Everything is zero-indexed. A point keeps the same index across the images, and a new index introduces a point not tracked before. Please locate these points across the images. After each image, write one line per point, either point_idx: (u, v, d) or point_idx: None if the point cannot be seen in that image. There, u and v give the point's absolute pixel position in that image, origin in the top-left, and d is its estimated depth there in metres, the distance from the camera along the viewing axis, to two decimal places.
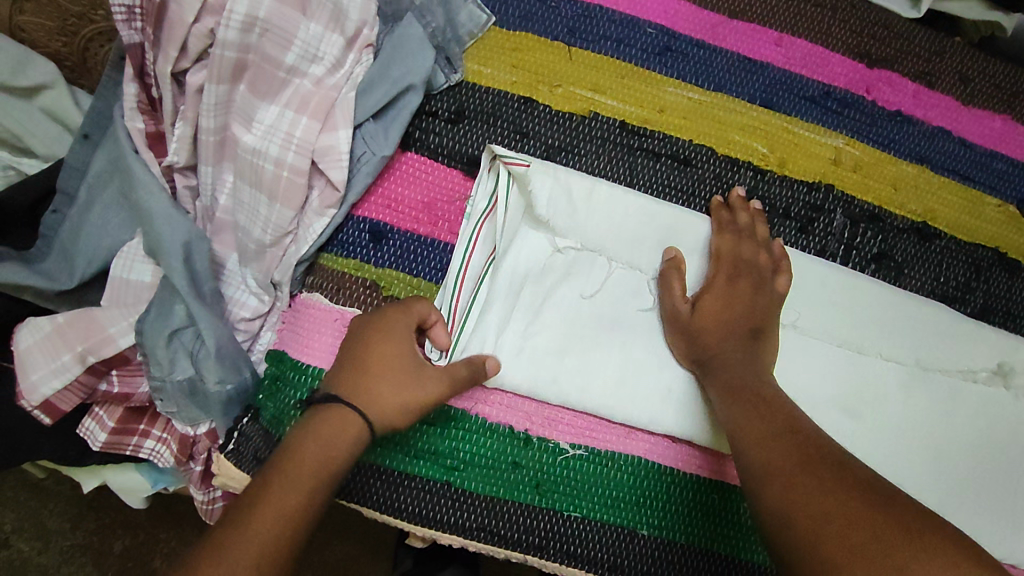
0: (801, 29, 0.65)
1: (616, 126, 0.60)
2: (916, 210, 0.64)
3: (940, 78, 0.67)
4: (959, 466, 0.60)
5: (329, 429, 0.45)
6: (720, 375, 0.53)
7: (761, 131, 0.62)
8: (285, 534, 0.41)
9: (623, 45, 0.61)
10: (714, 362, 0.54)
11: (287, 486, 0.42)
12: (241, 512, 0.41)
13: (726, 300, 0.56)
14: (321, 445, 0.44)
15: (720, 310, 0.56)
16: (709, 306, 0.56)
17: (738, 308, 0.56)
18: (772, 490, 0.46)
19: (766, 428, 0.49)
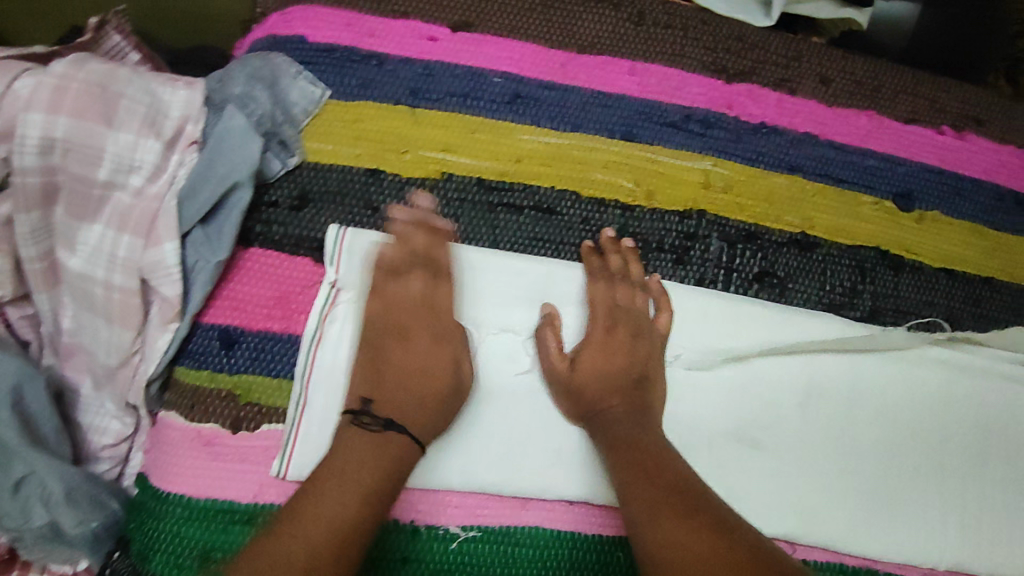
0: (654, 55, 0.63)
1: (473, 184, 0.58)
2: (793, 221, 0.63)
3: (801, 82, 0.65)
4: (868, 475, 0.59)
5: (377, 440, 0.48)
6: (606, 434, 0.52)
7: (625, 166, 0.61)
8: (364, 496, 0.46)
9: (470, 98, 0.59)
10: (599, 419, 0.53)
11: (364, 473, 0.46)
12: (333, 469, 0.46)
13: (608, 350, 0.55)
14: (372, 455, 0.47)
15: (603, 363, 0.54)
16: (587, 363, 0.54)
17: (621, 359, 0.54)
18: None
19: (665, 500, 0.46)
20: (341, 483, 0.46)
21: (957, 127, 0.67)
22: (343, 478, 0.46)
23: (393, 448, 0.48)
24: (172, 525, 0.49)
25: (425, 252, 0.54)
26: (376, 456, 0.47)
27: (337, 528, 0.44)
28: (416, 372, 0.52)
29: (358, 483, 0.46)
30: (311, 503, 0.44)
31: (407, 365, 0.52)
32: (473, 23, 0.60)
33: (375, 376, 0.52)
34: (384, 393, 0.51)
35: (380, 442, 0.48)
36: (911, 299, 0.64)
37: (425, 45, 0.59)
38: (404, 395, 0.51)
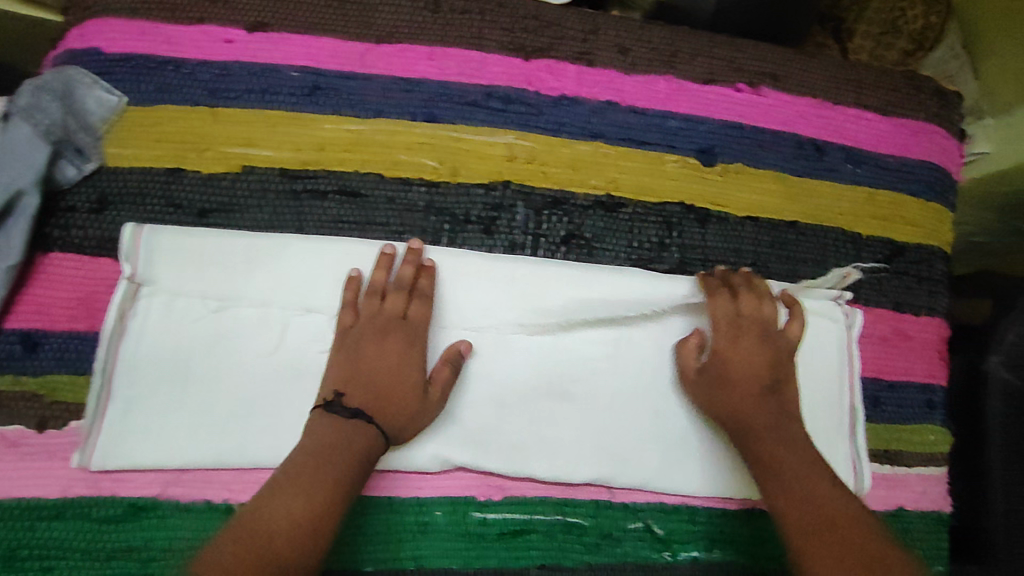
0: (452, 39, 0.66)
1: (275, 175, 0.61)
2: (598, 184, 0.67)
3: (599, 54, 0.69)
4: (676, 418, 0.63)
5: (348, 438, 0.53)
6: (754, 446, 0.59)
7: (427, 145, 0.64)
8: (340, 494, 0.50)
9: (269, 94, 0.62)
10: (734, 429, 0.60)
11: (334, 472, 0.50)
12: (309, 471, 0.50)
13: (754, 354, 0.61)
14: (338, 460, 0.51)
15: (707, 395, 0.61)
16: (723, 377, 0.61)
17: (732, 392, 0.60)
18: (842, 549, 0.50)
19: (814, 493, 0.54)
20: (310, 484, 0.49)
21: (753, 84, 0.71)
22: (316, 480, 0.50)
23: (353, 462, 0.52)
24: None
25: (412, 281, 0.59)
26: (340, 457, 0.51)
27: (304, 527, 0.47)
28: (383, 378, 0.56)
29: (324, 485, 0.49)
30: (280, 508, 0.48)
31: (381, 365, 0.57)
32: (269, 23, 0.62)
33: (348, 372, 0.56)
34: (361, 386, 0.56)
35: (347, 460, 0.52)
36: (719, 248, 0.68)
37: (222, 47, 0.61)
38: (370, 393, 0.56)
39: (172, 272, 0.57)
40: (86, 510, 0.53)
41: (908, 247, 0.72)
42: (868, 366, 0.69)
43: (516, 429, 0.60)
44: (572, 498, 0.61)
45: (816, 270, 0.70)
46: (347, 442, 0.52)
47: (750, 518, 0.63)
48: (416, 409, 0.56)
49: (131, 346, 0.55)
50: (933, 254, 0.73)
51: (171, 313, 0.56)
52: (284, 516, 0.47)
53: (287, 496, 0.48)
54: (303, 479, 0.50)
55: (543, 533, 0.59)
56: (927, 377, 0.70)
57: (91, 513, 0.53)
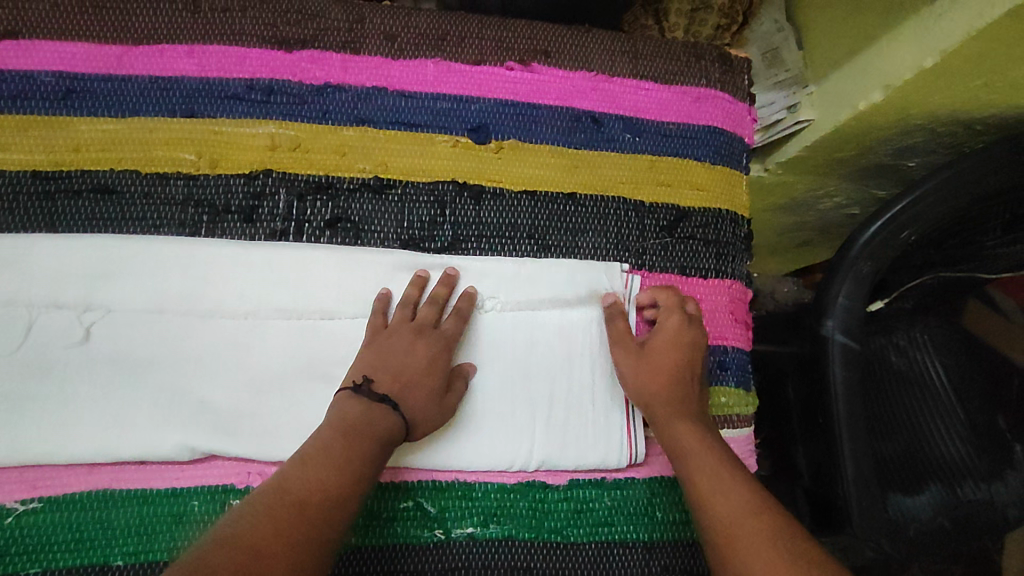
0: (212, 36, 0.67)
1: (27, 177, 0.62)
2: (365, 167, 0.67)
3: (366, 42, 0.70)
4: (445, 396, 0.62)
5: (378, 424, 0.56)
6: (665, 432, 0.61)
7: (186, 140, 0.65)
8: (362, 475, 0.53)
9: (20, 99, 0.63)
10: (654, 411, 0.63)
11: (362, 451, 0.54)
12: (341, 448, 0.53)
13: (668, 352, 0.64)
14: (362, 442, 0.54)
15: (639, 378, 0.64)
16: (652, 356, 0.64)
17: (665, 373, 0.63)
18: (710, 503, 0.55)
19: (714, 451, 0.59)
20: (343, 463, 0.53)
21: (525, 62, 0.72)
22: (343, 460, 0.53)
23: (379, 444, 0.55)
24: None
25: (446, 300, 0.64)
26: (364, 438, 0.55)
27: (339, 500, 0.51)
28: (407, 375, 0.60)
29: (355, 464, 0.53)
30: (315, 481, 0.51)
31: (397, 364, 0.60)
32: (21, 32, 0.64)
33: (382, 368, 0.60)
34: (388, 380, 0.59)
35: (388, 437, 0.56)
36: (496, 223, 0.68)
37: None
38: (401, 385, 0.59)
39: None
40: None
41: (694, 212, 0.72)
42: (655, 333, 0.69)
43: (273, 414, 0.59)
44: (387, 482, 0.61)
45: (598, 240, 0.70)
46: (358, 429, 0.55)
47: (527, 492, 0.63)
48: (431, 412, 0.60)
49: None
50: (721, 216, 0.73)
51: None
52: (321, 481, 0.51)
53: (323, 464, 0.52)
54: (347, 441, 0.54)
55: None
56: (716, 338, 0.70)
57: None
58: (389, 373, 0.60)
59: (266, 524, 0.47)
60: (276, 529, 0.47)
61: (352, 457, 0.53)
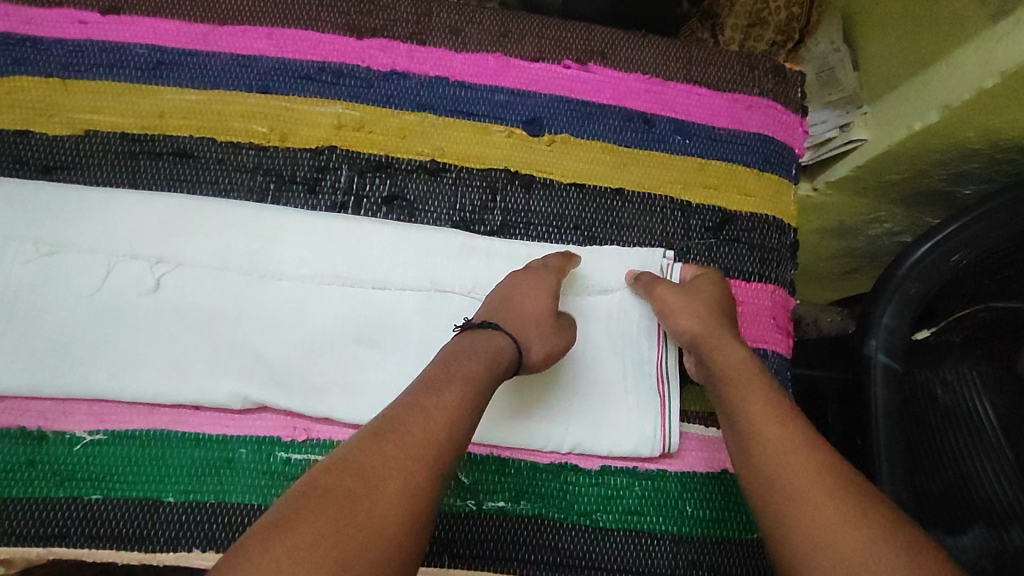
0: (290, 21, 0.72)
1: (115, 138, 0.67)
2: (423, 151, 0.70)
3: (431, 35, 0.74)
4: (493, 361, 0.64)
5: (490, 345, 0.57)
6: (716, 355, 0.61)
7: (260, 114, 0.69)
8: (467, 399, 0.52)
9: (116, 68, 0.68)
10: (705, 339, 0.62)
11: (466, 375, 0.54)
12: (445, 376, 0.53)
13: (714, 285, 0.66)
14: (472, 367, 0.55)
15: (688, 303, 0.64)
16: (699, 288, 0.65)
17: (711, 299, 0.64)
18: (758, 433, 0.54)
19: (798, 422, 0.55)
20: (448, 387, 0.52)
21: (581, 60, 0.74)
22: (450, 384, 0.52)
23: (484, 368, 0.55)
24: None
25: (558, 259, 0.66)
26: (472, 363, 0.55)
27: (445, 424, 0.50)
28: (517, 304, 0.61)
29: (460, 389, 0.52)
30: (422, 404, 0.51)
31: (511, 297, 0.62)
32: (122, 8, 0.70)
33: (499, 300, 0.62)
34: (496, 311, 0.61)
35: (485, 367, 0.55)
36: (544, 212, 0.71)
37: (76, 28, 0.69)
38: (508, 312, 0.61)
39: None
40: None
41: (740, 216, 0.73)
42: None
43: (323, 372, 0.61)
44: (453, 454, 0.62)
45: (642, 235, 0.71)
46: (475, 352, 0.56)
47: (561, 474, 0.63)
48: (537, 335, 0.60)
49: None
50: (767, 223, 0.73)
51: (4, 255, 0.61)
52: (427, 413, 0.50)
53: (429, 398, 0.51)
54: (451, 379, 0.53)
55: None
56: (755, 340, 0.70)
57: None
58: (502, 304, 0.61)
59: (374, 458, 0.47)
60: (384, 464, 0.47)
61: (458, 381, 0.53)
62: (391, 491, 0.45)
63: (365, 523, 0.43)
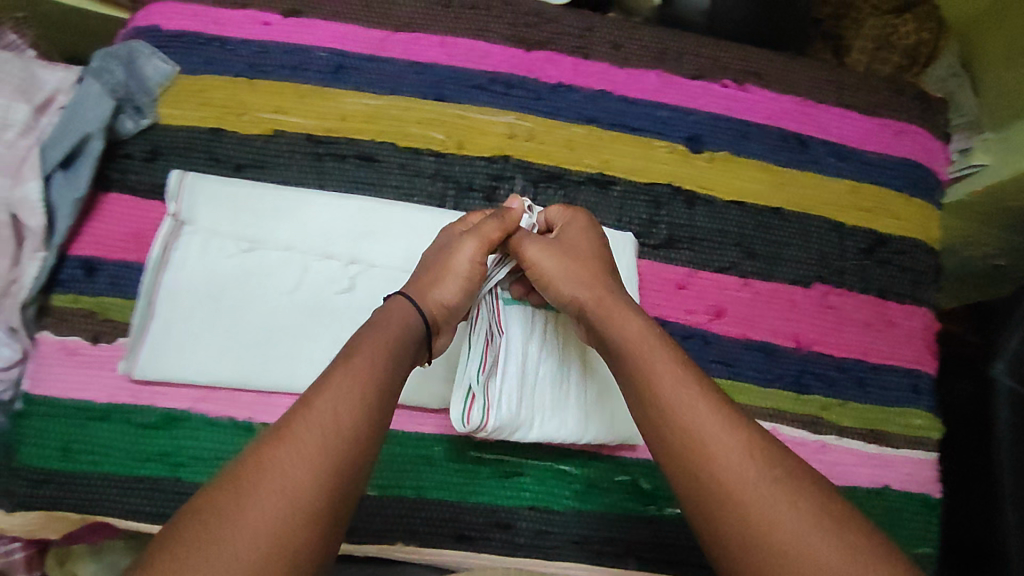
0: (461, 30, 0.73)
1: (302, 139, 0.68)
2: (590, 163, 0.72)
3: (595, 48, 0.75)
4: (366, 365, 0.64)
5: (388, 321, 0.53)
6: (614, 327, 0.56)
7: (437, 121, 0.71)
8: (368, 397, 0.47)
9: (299, 70, 0.70)
10: (595, 305, 0.58)
11: (359, 363, 0.48)
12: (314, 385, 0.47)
13: (590, 237, 0.63)
14: (368, 356, 0.49)
15: (564, 265, 0.60)
16: (569, 241, 0.62)
17: (585, 259, 0.61)
18: (688, 419, 0.48)
19: (704, 424, 0.48)
20: (337, 389, 0.46)
21: (739, 81, 0.76)
22: (348, 380, 0.47)
23: (387, 357, 0.50)
24: (48, 428, 0.59)
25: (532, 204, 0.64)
26: (381, 348, 0.50)
27: (340, 429, 0.45)
28: (439, 260, 0.60)
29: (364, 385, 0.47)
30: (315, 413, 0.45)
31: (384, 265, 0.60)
32: (301, 11, 0.71)
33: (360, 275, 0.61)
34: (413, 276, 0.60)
35: (377, 356, 0.49)
36: (707, 227, 0.73)
37: (260, 29, 0.70)
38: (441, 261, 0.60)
39: (203, 215, 0.64)
40: (129, 416, 0.60)
41: (892, 239, 0.75)
42: (855, 348, 0.71)
43: None
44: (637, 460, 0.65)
45: (801, 253, 0.73)
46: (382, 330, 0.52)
47: None
48: (445, 287, 0.58)
49: (170, 269, 0.62)
50: (918, 245, 0.75)
51: (207, 248, 0.63)
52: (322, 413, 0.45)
53: (327, 396, 0.46)
54: (362, 370, 0.48)
55: (536, 477, 0.63)
56: (911, 361, 0.72)
57: (133, 419, 0.60)
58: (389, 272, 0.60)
59: (262, 470, 0.42)
60: (300, 469, 0.42)
61: (345, 373, 0.48)
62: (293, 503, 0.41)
63: (257, 540, 0.39)
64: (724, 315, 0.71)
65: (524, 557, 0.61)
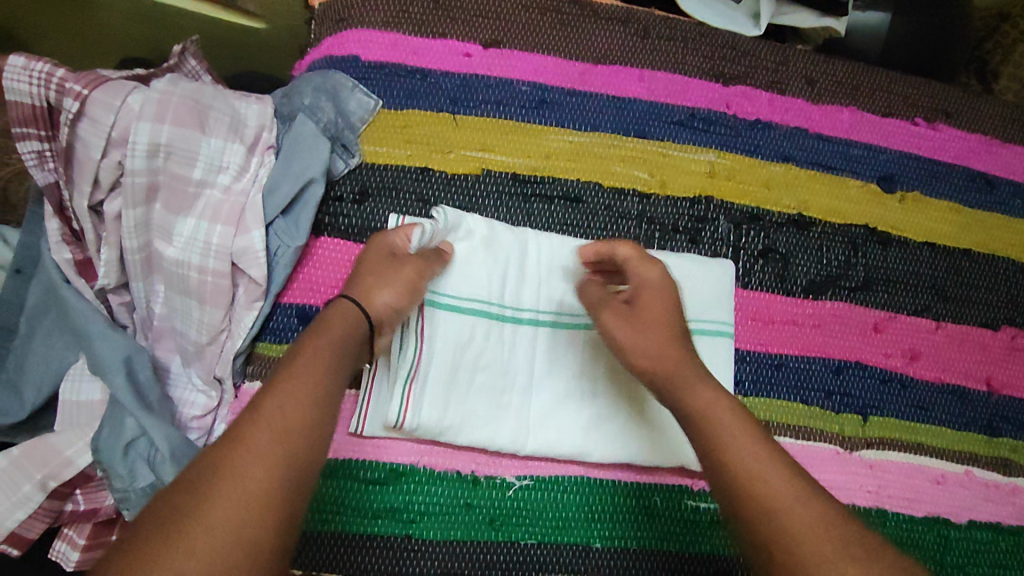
0: (660, 63, 0.72)
1: (508, 178, 0.66)
2: (790, 203, 0.71)
3: (789, 84, 0.74)
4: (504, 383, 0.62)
5: (334, 320, 0.51)
6: (677, 394, 0.49)
7: (640, 159, 0.69)
8: (315, 392, 0.46)
9: (503, 105, 0.67)
10: (658, 372, 0.50)
11: (307, 357, 0.47)
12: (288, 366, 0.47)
13: (661, 293, 0.55)
14: (318, 346, 0.48)
15: (620, 329, 0.53)
16: (646, 302, 0.54)
17: (651, 322, 0.53)
18: (724, 447, 0.45)
19: (755, 456, 0.44)
20: (291, 374, 0.46)
21: (928, 119, 0.76)
22: (296, 372, 0.46)
23: (336, 348, 0.49)
24: None
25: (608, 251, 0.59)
26: (326, 340, 0.49)
27: (293, 422, 0.44)
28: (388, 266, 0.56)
29: (318, 378, 0.47)
30: (280, 398, 0.44)
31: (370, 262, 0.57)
32: (503, 41, 0.69)
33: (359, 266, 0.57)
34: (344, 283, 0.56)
35: (329, 355, 0.48)
36: (902, 269, 0.72)
37: (462, 60, 0.68)
38: (380, 269, 0.56)
39: None
40: (356, 472, 0.60)
41: None
42: None
43: None
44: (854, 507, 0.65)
45: (989, 296, 0.73)
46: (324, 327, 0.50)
47: (934, 527, 0.67)
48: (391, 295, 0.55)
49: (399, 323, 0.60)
50: None
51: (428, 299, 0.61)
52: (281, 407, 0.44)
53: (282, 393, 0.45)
54: (310, 372, 0.47)
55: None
56: None
57: (360, 475, 0.60)
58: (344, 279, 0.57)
59: (243, 459, 0.41)
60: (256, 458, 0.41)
61: (309, 360, 0.47)
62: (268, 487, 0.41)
63: (226, 531, 0.38)
64: (919, 358, 0.71)
65: None
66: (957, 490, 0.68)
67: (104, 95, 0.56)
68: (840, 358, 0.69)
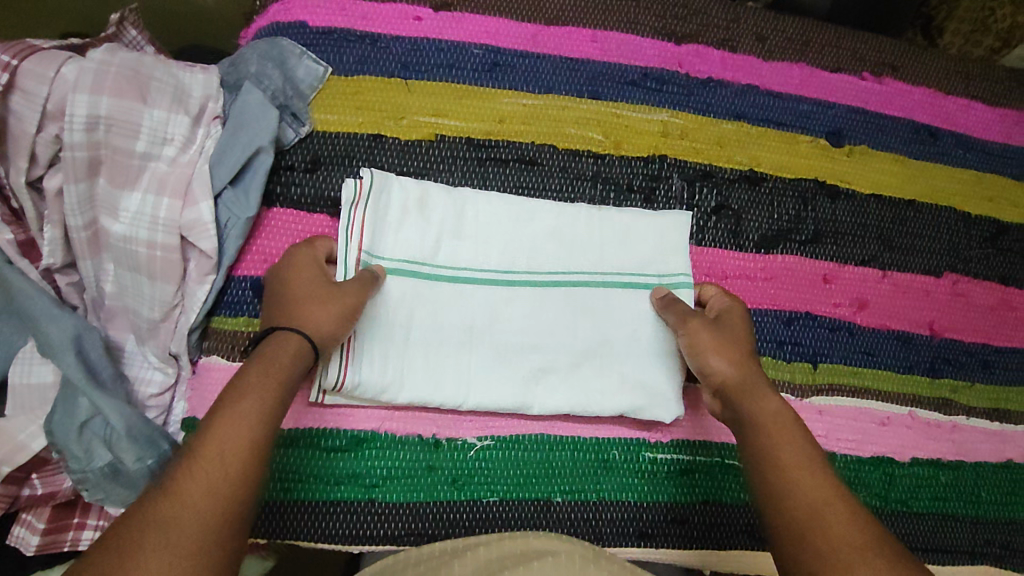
0: (611, 23, 0.72)
1: (462, 143, 0.66)
2: (742, 160, 0.72)
3: (740, 42, 0.75)
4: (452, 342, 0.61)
5: (279, 353, 0.52)
6: (751, 407, 0.57)
7: (594, 120, 0.69)
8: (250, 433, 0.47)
9: (455, 68, 0.67)
10: (738, 384, 0.58)
11: (248, 400, 0.48)
12: (227, 405, 0.48)
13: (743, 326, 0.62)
14: (261, 387, 0.49)
15: (721, 346, 0.60)
16: (728, 328, 0.61)
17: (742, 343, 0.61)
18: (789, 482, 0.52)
19: (825, 499, 0.50)
20: (229, 421, 0.47)
21: (875, 74, 0.77)
22: (235, 417, 0.47)
23: (279, 388, 0.50)
24: None
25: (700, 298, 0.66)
26: (265, 381, 0.50)
27: (227, 467, 0.45)
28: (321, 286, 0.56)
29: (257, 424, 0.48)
30: (215, 447, 0.45)
31: (305, 282, 0.56)
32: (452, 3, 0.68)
33: (285, 276, 0.57)
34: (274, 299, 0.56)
35: (269, 393, 0.49)
36: (849, 223, 0.74)
37: (412, 24, 0.67)
38: (315, 291, 0.56)
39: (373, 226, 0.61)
40: (316, 441, 0.60)
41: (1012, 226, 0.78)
42: (981, 332, 0.76)
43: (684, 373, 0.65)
44: None
45: (931, 244, 0.76)
46: (269, 364, 0.51)
47: (878, 466, 0.70)
48: (331, 325, 0.55)
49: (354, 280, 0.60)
50: None
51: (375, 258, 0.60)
52: (217, 467, 0.45)
53: (207, 458, 0.45)
54: (243, 423, 0.47)
55: (705, 472, 0.65)
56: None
57: (320, 443, 0.60)
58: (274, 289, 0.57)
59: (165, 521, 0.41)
60: (178, 532, 0.41)
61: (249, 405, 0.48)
62: (187, 558, 0.41)
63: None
64: (866, 307, 0.73)
65: (700, 549, 0.63)
66: (900, 430, 0.71)
67: (36, 66, 0.55)
68: (790, 310, 0.71)
